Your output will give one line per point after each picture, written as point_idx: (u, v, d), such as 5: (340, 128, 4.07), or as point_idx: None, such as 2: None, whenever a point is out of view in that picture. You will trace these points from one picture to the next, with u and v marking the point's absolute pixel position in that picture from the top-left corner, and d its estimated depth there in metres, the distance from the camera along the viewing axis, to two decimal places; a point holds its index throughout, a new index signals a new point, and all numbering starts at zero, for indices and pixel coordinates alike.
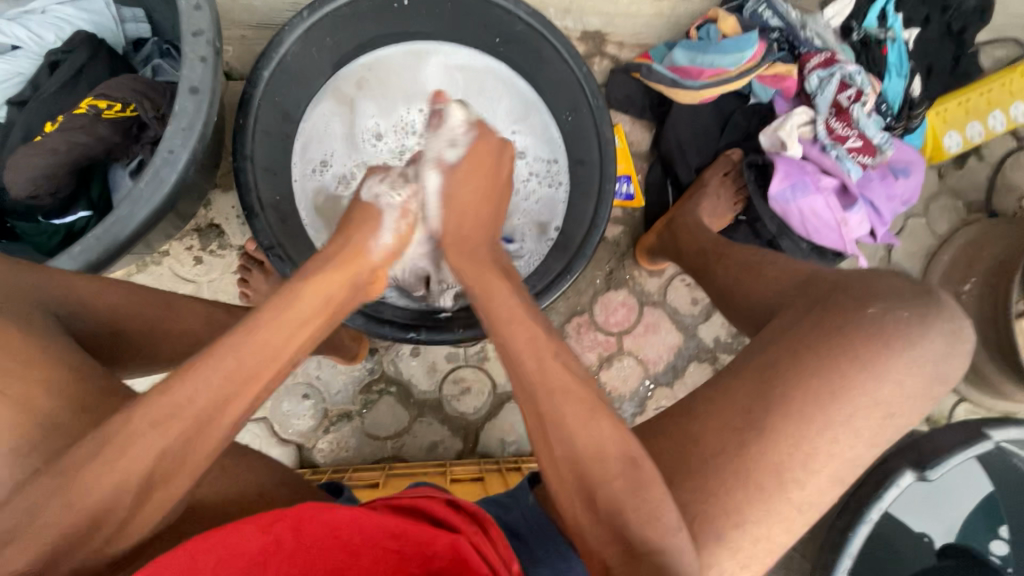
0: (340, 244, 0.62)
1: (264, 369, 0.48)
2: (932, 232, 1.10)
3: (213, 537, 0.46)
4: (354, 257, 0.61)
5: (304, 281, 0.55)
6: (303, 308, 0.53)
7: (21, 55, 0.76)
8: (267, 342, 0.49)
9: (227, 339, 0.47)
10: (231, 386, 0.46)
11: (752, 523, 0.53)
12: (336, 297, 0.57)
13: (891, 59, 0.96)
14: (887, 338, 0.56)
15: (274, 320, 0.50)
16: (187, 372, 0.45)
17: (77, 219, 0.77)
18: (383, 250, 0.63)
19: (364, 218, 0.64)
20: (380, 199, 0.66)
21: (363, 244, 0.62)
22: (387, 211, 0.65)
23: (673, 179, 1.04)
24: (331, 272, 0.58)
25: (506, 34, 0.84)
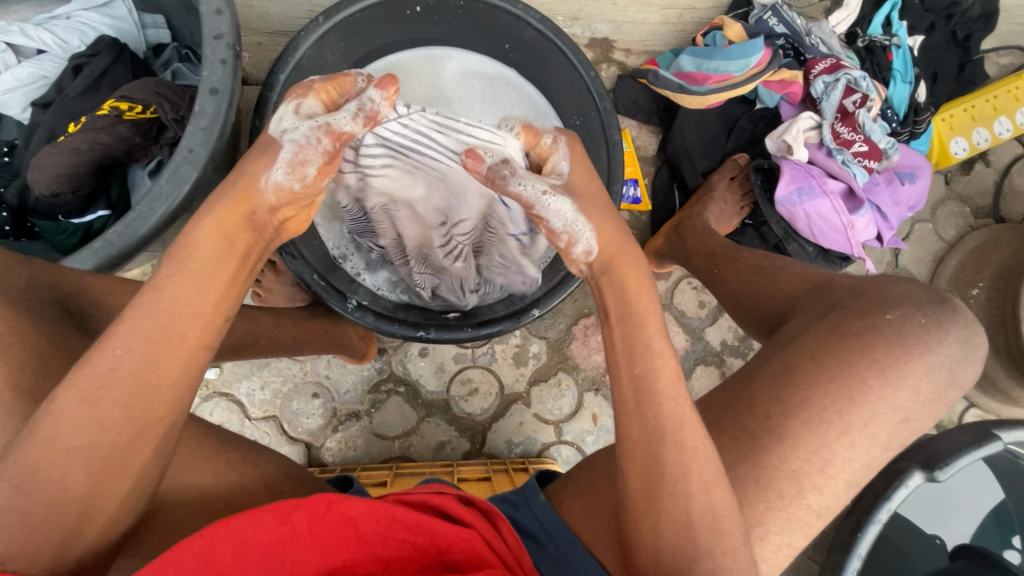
0: (233, 180, 0.52)
1: (189, 327, 0.46)
2: (939, 237, 1.10)
3: (233, 526, 0.48)
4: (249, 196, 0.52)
5: (195, 225, 0.50)
6: (205, 258, 0.48)
7: (46, 59, 0.79)
8: (179, 300, 0.46)
9: (136, 298, 0.45)
10: (155, 347, 0.44)
11: (774, 531, 0.54)
12: (246, 245, 0.52)
13: (896, 65, 0.97)
14: (908, 345, 0.56)
15: (181, 273, 0.47)
16: (115, 340, 0.44)
17: (95, 218, 0.79)
18: (278, 187, 0.51)
19: (258, 151, 0.54)
20: (286, 133, 0.53)
21: (255, 180, 0.52)
22: (293, 145, 0.52)
23: (679, 183, 1.05)
24: (224, 212, 0.51)
25: (514, 40, 0.87)
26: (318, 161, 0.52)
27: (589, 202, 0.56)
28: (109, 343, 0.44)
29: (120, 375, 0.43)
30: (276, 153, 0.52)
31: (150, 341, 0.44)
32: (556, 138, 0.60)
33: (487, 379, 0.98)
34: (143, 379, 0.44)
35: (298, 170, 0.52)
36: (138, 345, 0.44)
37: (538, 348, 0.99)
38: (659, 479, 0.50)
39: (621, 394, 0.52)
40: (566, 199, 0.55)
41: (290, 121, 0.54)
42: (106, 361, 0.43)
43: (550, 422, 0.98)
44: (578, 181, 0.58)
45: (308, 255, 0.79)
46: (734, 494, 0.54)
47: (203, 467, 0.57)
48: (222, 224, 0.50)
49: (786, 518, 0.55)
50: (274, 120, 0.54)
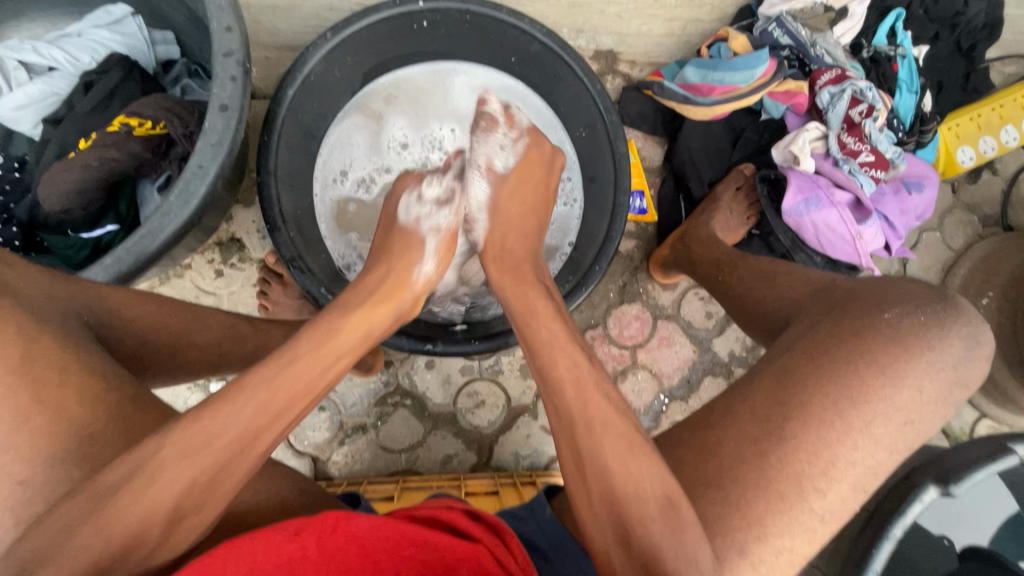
0: (384, 272, 0.65)
1: (295, 408, 0.49)
2: (948, 246, 1.10)
3: (243, 545, 0.46)
4: (398, 289, 0.64)
5: (344, 312, 0.58)
6: (343, 342, 0.55)
7: (57, 76, 0.80)
8: (301, 376, 0.50)
9: (267, 368, 0.49)
10: (258, 423, 0.47)
11: (774, 534, 0.53)
12: (376, 332, 0.60)
13: (901, 75, 0.98)
14: (907, 343, 0.56)
15: (314, 355, 0.52)
16: (234, 404, 0.47)
17: (104, 232, 0.79)
18: (424, 277, 0.67)
19: (404, 245, 0.68)
20: (421, 222, 0.69)
21: (406, 273, 0.66)
22: (429, 237, 0.69)
23: (685, 194, 1.05)
24: (372, 305, 0.61)
25: (521, 54, 0.87)
26: (434, 238, 0.69)
27: (506, 203, 0.72)
28: (224, 406, 0.46)
29: (223, 441, 0.45)
30: (422, 247, 0.68)
31: (266, 415, 0.47)
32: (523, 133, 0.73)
33: (493, 392, 0.97)
34: (245, 442, 0.46)
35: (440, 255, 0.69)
36: (250, 414, 0.47)
37: None
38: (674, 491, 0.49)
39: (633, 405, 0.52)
40: (487, 184, 0.73)
41: (415, 207, 0.70)
42: (218, 426, 0.45)
43: None
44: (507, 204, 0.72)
45: (318, 272, 0.79)
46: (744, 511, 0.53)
47: None
48: (373, 307, 0.61)
49: (801, 534, 0.54)
50: (402, 209, 0.70)
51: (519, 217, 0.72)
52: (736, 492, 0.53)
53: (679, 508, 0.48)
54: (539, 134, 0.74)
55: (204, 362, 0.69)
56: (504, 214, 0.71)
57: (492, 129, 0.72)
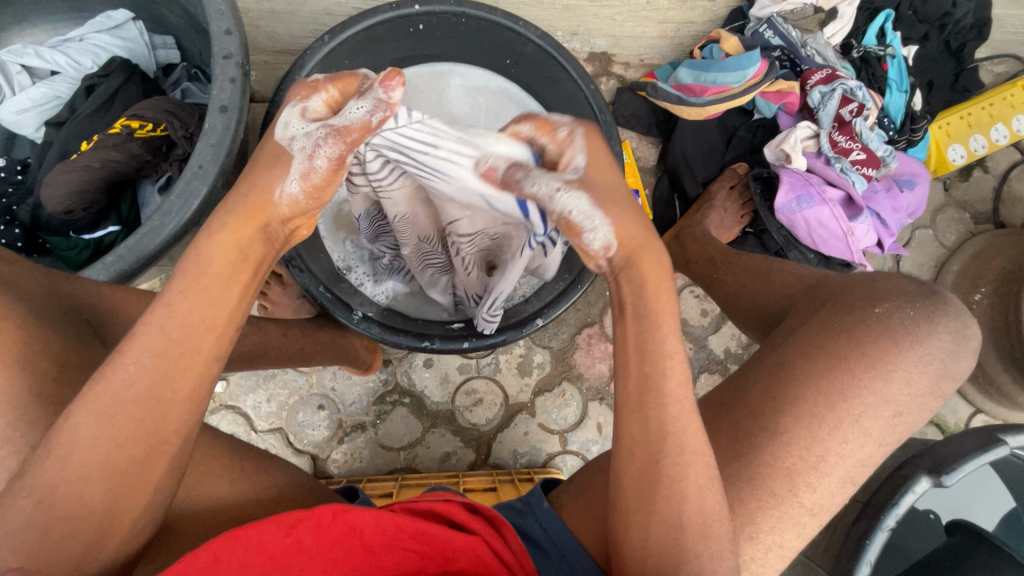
0: (241, 192, 0.50)
1: (201, 340, 0.46)
2: (940, 243, 1.11)
3: (236, 537, 0.47)
4: (258, 208, 0.50)
5: (207, 238, 0.49)
6: (217, 271, 0.48)
7: (60, 80, 0.81)
8: (190, 313, 0.46)
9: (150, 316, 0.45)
10: (166, 363, 0.45)
11: (766, 531, 0.55)
12: (259, 253, 0.51)
13: (891, 74, 0.99)
14: (896, 337, 0.57)
15: (194, 290, 0.47)
16: (127, 356, 0.44)
17: (105, 233, 0.81)
18: (291, 199, 0.50)
19: (270, 159, 0.51)
20: (295, 141, 0.50)
21: (267, 187, 0.50)
22: (298, 155, 0.49)
23: (680, 194, 1.06)
24: (234, 223, 0.49)
25: (516, 56, 0.89)
26: (321, 160, 0.49)
27: (605, 196, 0.53)
28: (121, 359, 0.44)
29: (133, 393, 0.44)
30: (288, 166, 0.49)
31: (163, 356, 0.45)
32: (573, 130, 0.54)
33: (491, 390, 0.98)
34: (158, 395, 0.44)
35: (311, 183, 0.50)
36: (151, 361, 0.44)
37: (541, 358, 1.00)
38: (659, 471, 0.51)
39: (624, 394, 0.52)
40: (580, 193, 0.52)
41: (296, 125, 0.50)
42: (119, 378, 0.44)
43: (555, 431, 0.98)
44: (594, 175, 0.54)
45: (317, 270, 0.80)
46: (730, 500, 0.54)
47: (215, 476, 0.57)
48: (234, 234, 0.49)
49: (790, 524, 0.55)
50: (279, 125, 0.51)
51: (618, 195, 0.54)
52: (728, 489, 0.55)
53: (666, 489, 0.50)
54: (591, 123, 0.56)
55: None
56: (617, 217, 0.52)
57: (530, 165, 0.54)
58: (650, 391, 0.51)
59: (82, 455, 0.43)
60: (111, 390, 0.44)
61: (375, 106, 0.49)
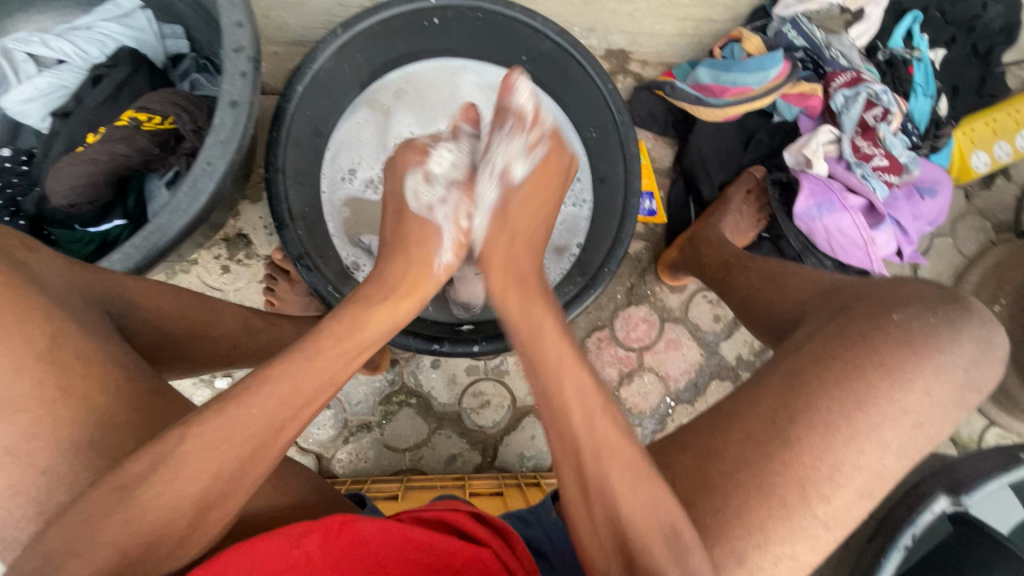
0: (404, 267, 0.63)
1: (323, 394, 0.51)
2: (959, 252, 1.08)
3: (243, 552, 0.46)
4: (419, 281, 0.63)
5: (368, 306, 0.58)
6: (367, 335, 0.56)
7: (66, 69, 0.79)
8: (324, 368, 0.52)
9: (289, 363, 0.50)
10: (283, 412, 0.48)
11: (775, 540, 0.52)
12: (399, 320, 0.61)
13: (917, 79, 0.96)
14: (916, 344, 0.55)
15: (333, 349, 0.53)
16: (255, 397, 0.48)
17: (111, 227, 0.79)
18: (444, 266, 0.66)
19: (421, 236, 0.65)
20: (433, 212, 0.66)
21: (426, 262, 0.64)
22: (443, 228, 0.66)
23: (695, 196, 1.03)
24: (394, 296, 0.60)
25: (532, 52, 0.86)
26: (451, 224, 0.66)
27: (514, 211, 0.66)
28: (249, 398, 0.47)
29: (248, 432, 0.46)
30: (440, 236, 0.66)
31: (289, 403, 0.49)
32: (544, 136, 0.65)
33: (499, 392, 0.97)
34: (263, 441, 0.47)
35: (458, 245, 0.67)
36: (273, 406, 0.48)
37: None
38: None
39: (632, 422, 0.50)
40: (498, 191, 0.66)
41: (425, 193, 0.66)
42: (242, 417, 0.47)
43: None
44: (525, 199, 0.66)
45: (326, 271, 0.79)
46: (743, 509, 0.52)
47: None
48: (394, 303, 0.60)
49: (807, 540, 0.52)
50: (410, 196, 0.66)
51: (529, 226, 0.67)
52: (738, 496, 0.52)
53: None
54: (561, 140, 0.66)
55: (214, 357, 0.69)
56: (512, 245, 0.65)
57: (513, 130, 0.64)
58: (557, 420, 0.53)
59: None
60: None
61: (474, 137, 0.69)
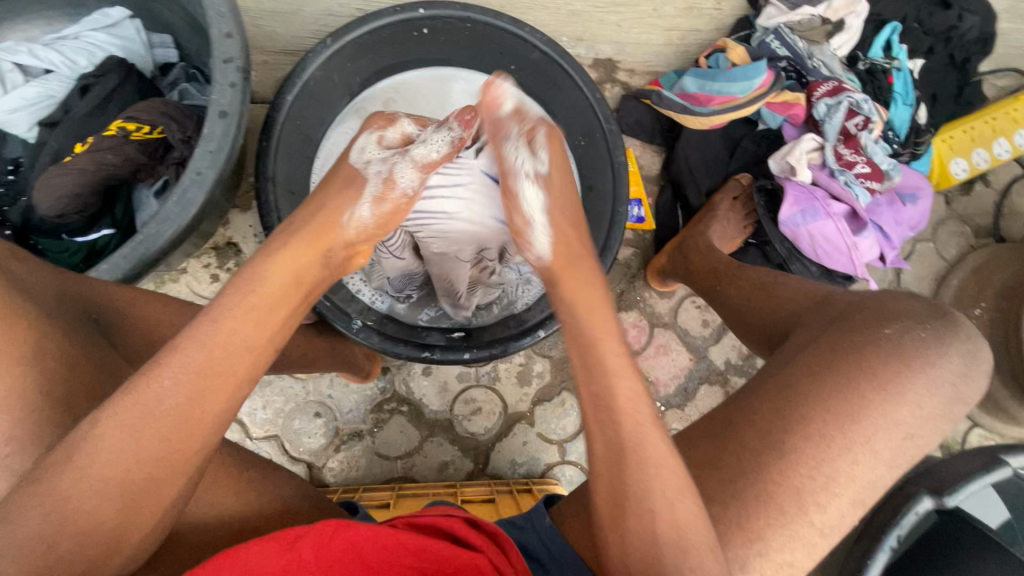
0: (312, 213, 0.59)
1: (240, 361, 0.47)
2: (941, 256, 1.11)
3: (236, 556, 0.47)
4: (324, 234, 0.59)
5: (264, 259, 0.54)
6: (269, 293, 0.51)
7: (53, 78, 0.79)
8: (233, 333, 0.48)
9: (195, 330, 0.46)
10: (199, 382, 0.45)
11: (776, 549, 0.53)
12: (311, 275, 0.57)
13: (896, 88, 0.99)
14: (907, 358, 0.56)
15: (241, 309, 0.49)
16: (164, 371, 0.44)
17: (99, 236, 0.78)
18: (357, 223, 0.61)
19: (338, 187, 0.62)
20: (369, 166, 0.64)
21: (337, 215, 0.60)
22: (371, 180, 0.63)
23: (682, 203, 1.05)
24: (299, 247, 0.56)
25: (519, 61, 0.87)
26: (376, 181, 0.64)
27: (561, 207, 0.65)
28: (159, 371, 0.44)
29: (163, 408, 0.44)
30: (359, 191, 0.62)
31: (201, 375, 0.45)
32: (543, 131, 0.65)
33: (490, 399, 0.97)
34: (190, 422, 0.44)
35: (378, 205, 0.63)
36: (185, 378, 0.45)
37: (541, 367, 0.99)
38: (668, 491, 0.50)
39: (617, 423, 0.53)
40: (540, 193, 0.65)
41: (371, 151, 0.65)
42: (152, 393, 0.44)
43: (554, 442, 0.97)
44: (554, 179, 0.66)
45: None
46: (735, 520, 0.53)
47: (213, 491, 0.56)
48: (292, 254, 0.55)
49: (802, 547, 0.54)
50: (354, 149, 0.66)
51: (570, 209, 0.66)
52: (735, 508, 0.54)
53: (679, 506, 0.50)
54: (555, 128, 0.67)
55: None
56: (559, 219, 0.65)
57: (519, 139, 0.65)
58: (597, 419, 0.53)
59: (72, 475, 0.41)
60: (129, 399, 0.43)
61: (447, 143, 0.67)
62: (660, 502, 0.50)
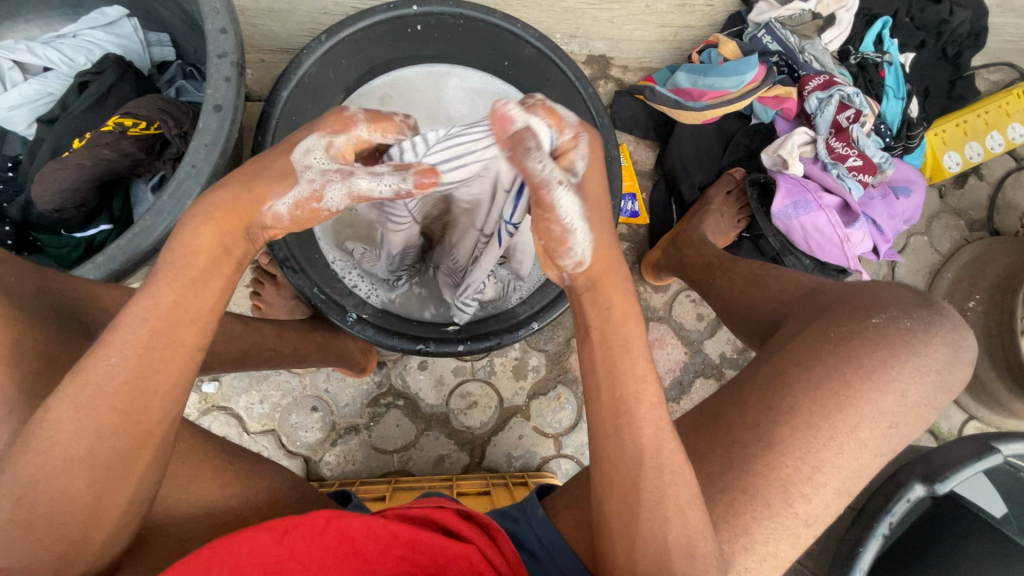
0: (240, 185, 0.50)
1: (186, 332, 0.46)
2: (935, 250, 1.11)
3: (230, 544, 0.48)
4: (245, 212, 0.50)
5: (189, 229, 0.48)
6: (202, 265, 0.48)
7: (52, 76, 0.81)
8: (172, 307, 0.46)
9: (135, 307, 0.45)
10: (149, 357, 0.45)
11: (761, 541, 0.54)
12: (239, 247, 0.51)
13: (888, 82, 1.00)
14: (893, 347, 0.57)
15: (176, 283, 0.47)
16: (110, 349, 0.44)
17: (98, 232, 0.80)
18: (279, 216, 0.50)
19: (273, 173, 0.50)
20: (305, 163, 0.49)
21: (263, 196, 0.49)
22: (302, 180, 0.49)
23: (677, 198, 1.06)
24: (216, 221, 0.49)
25: (514, 58, 0.88)
26: (303, 188, 0.49)
27: (595, 212, 0.50)
28: (103, 351, 0.44)
29: (115, 385, 0.44)
30: (286, 185, 0.49)
31: (149, 350, 0.45)
32: (579, 134, 0.49)
33: (486, 393, 0.98)
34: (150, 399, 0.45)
35: (303, 208, 0.50)
36: (133, 354, 0.44)
37: (537, 361, 0.99)
38: (654, 480, 0.51)
39: (603, 417, 0.52)
40: (575, 197, 0.48)
41: (316, 157, 0.49)
42: (102, 371, 0.44)
43: (549, 435, 0.98)
44: (589, 187, 0.51)
45: (309, 269, 0.79)
46: (721, 507, 0.54)
47: (208, 481, 0.57)
48: (219, 227, 0.49)
49: (787, 535, 0.55)
50: (300, 147, 0.50)
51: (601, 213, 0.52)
52: (722, 499, 0.54)
53: (664, 494, 0.50)
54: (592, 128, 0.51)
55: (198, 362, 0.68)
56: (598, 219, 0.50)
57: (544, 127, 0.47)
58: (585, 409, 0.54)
59: (66, 463, 0.42)
60: (122, 386, 0.44)
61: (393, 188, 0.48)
62: (646, 490, 0.51)
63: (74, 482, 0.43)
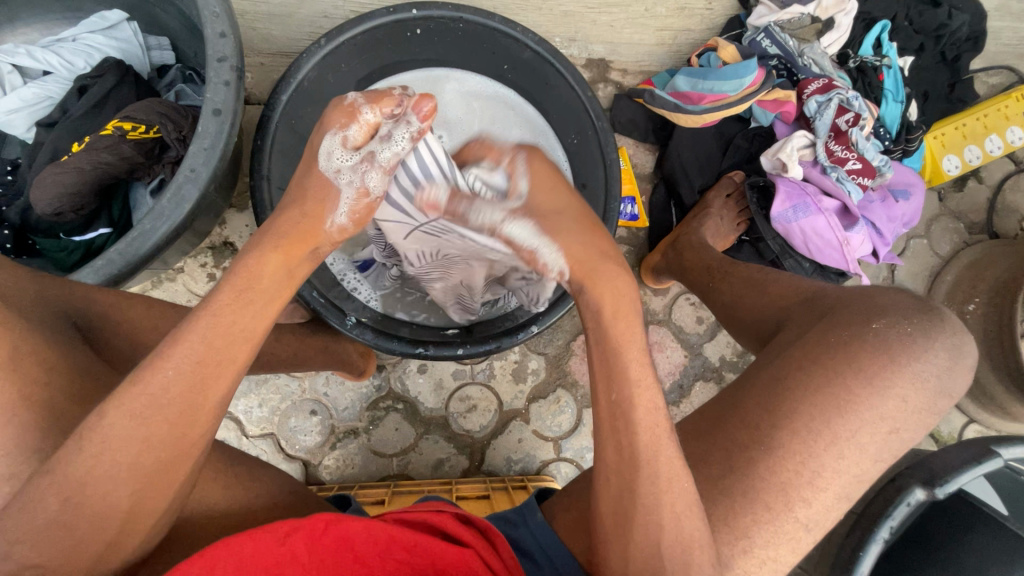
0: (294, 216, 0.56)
1: (240, 349, 0.48)
2: (935, 253, 1.11)
3: (231, 545, 0.47)
4: (303, 241, 0.55)
5: (255, 255, 0.51)
6: (267, 286, 0.50)
7: (51, 80, 0.81)
8: (234, 323, 0.48)
9: (195, 321, 0.46)
10: (203, 371, 0.45)
11: (759, 546, 0.54)
12: (294, 272, 0.54)
13: (886, 85, 1.00)
14: (893, 353, 0.56)
15: (237, 300, 0.48)
16: (168, 361, 0.45)
17: (96, 236, 0.79)
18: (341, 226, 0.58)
19: (319, 188, 0.57)
20: (336, 172, 0.56)
21: (317, 216, 0.56)
22: (343, 189, 0.56)
23: (676, 201, 1.06)
24: (274, 252, 0.52)
25: (514, 62, 0.88)
26: (351, 190, 0.57)
27: (551, 223, 0.59)
28: (160, 363, 0.45)
29: (169, 397, 0.44)
30: (334, 196, 0.57)
31: (204, 367, 0.46)
32: (516, 157, 0.60)
33: (486, 396, 0.98)
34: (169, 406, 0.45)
35: (357, 211, 0.58)
36: (191, 368, 0.45)
37: (537, 364, 0.99)
38: (655, 484, 0.50)
39: (607, 417, 0.53)
40: (522, 222, 0.59)
41: (338, 157, 0.56)
42: (157, 381, 0.44)
43: (549, 439, 0.98)
44: (543, 202, 0.60)
45: (308, 271, 0.79)
46: (722, 512, 0.54)
47: (206, 485, 0.57)
48: (285, 255, 0.53)
49: (788, 540, 0.54)
50: (322, 152, 0.57)
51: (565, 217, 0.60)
52: (723, 504, 0.54)
53: (664, 500, 0.50)
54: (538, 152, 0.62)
55: None
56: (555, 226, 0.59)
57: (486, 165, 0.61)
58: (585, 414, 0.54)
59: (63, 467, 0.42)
60: (118, 389, 0.43)
61: (410, 138, 0.56)
62: (647, 495, 0.50)
63: (62, 488, 0.42)
